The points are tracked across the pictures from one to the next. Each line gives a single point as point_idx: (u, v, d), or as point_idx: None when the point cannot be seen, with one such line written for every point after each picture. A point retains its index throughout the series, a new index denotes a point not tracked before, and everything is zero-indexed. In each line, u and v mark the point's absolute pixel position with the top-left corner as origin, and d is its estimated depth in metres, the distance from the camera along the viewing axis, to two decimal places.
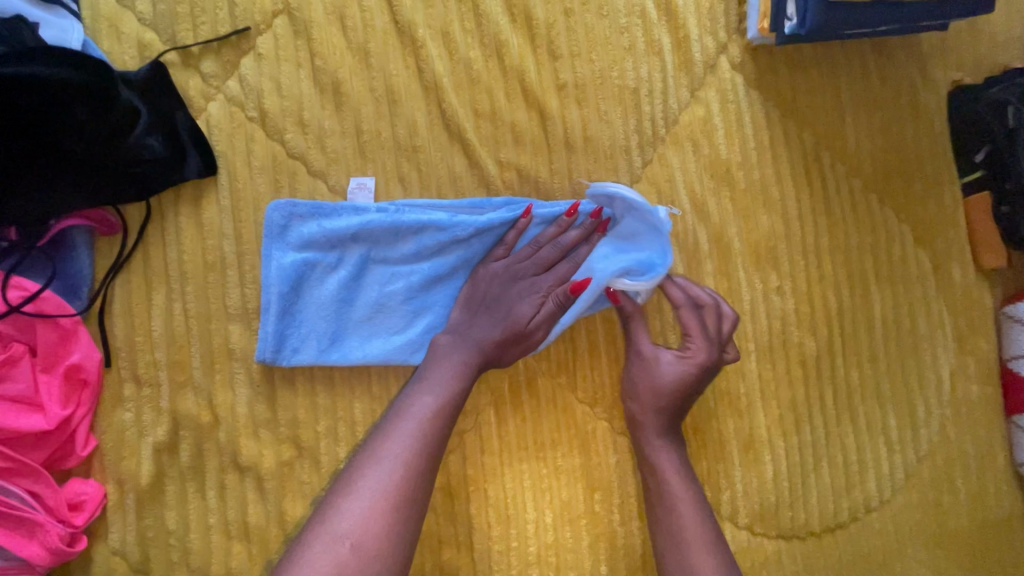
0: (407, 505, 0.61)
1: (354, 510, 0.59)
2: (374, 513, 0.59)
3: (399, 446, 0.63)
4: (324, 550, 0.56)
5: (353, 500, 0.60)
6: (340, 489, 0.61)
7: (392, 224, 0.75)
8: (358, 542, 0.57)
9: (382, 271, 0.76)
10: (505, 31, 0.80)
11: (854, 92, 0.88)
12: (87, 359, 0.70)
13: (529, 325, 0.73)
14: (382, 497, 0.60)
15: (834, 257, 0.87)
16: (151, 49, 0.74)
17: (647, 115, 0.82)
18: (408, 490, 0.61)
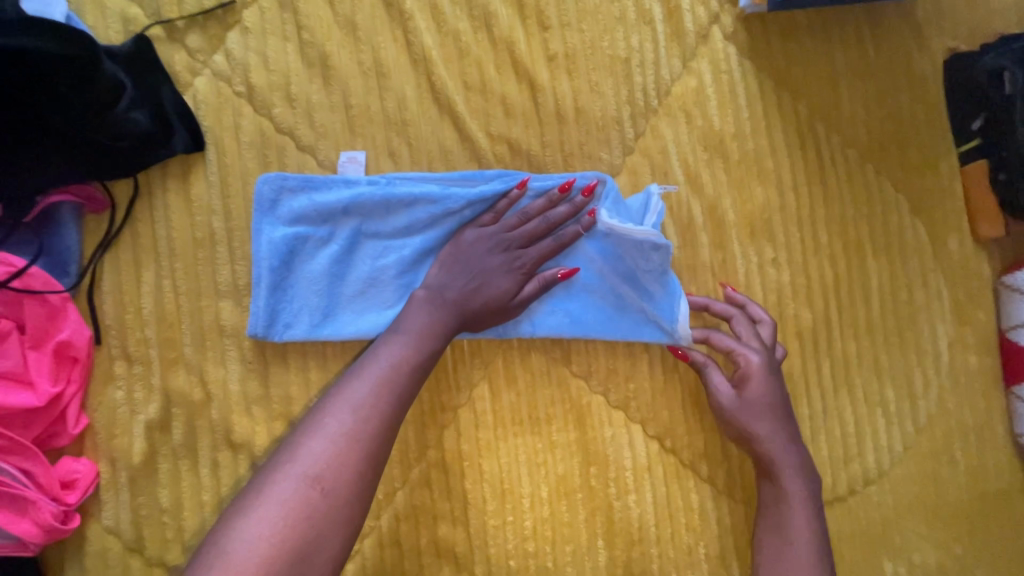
0: (372, 450, 0.59)
1: (316, 450, 0.57)
2: (336, 456, 0.57)
3: (364, 389, 0.61)
4: (282, 487, 0.55)
5: (316, 439, 0.58)
6: (302, 428, 0.59)
7: (383, 197, 0.74)
8: (319, 481, 0.56)
9: (373, 245, 0.75)
10: (494, 2, 0.79)
11: (848, 62, 0.87)
12: (76, 335, 0.69)
13: (507, 296, 0.72)
14: (346, 439, 0.58)
15: (829, 228, 0.86)
16: (135, 23, 0.73)
17: (638, 86, 0.81)
18: (379, 433, 0.60)
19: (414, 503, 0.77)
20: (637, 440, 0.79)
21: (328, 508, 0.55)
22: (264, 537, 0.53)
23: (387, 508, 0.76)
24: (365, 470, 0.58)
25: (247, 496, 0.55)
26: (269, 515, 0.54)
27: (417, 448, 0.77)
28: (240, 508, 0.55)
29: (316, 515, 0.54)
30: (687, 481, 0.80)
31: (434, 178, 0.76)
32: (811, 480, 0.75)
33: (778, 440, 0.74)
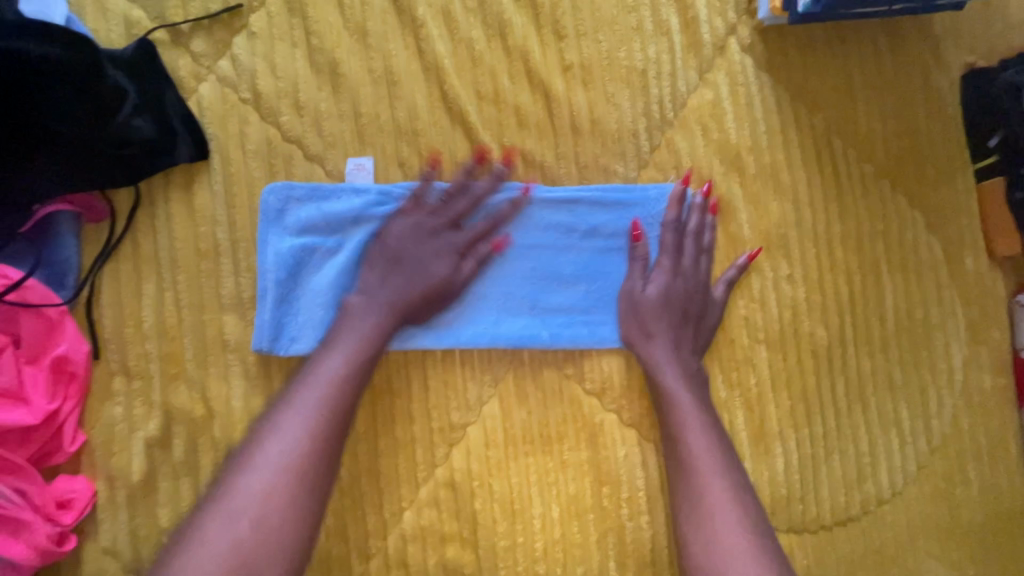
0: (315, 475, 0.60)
1: (253, 488, 0.57)
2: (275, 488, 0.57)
3: (302, 414, 0.61)
4: (224, 523, 0.55)
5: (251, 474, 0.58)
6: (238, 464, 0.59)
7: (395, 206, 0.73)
8: (256, 515, 0.56)
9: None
10: (508, 10, 0.77)
11: (865, 76, 0.86)
12: (74, 351, 0.67)
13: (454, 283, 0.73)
14: (275, 470, 0.58)
15: (845, 244, 0.84)
16: (138, 26, 0.71)
17: (655, 98, 0.80)
18: (317, 456, 0.60)
19: (422, 523, 0.75)
20: (650, 459, 0.77)
21: (266, 540, 0.55)
22: None
23: (394, 528, 0.75)
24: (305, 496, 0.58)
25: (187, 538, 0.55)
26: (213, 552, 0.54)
27: (425, 467, 0.75)
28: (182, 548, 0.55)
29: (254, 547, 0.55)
30: None
31: (446, 188, 0.75)
32: (732, 464, 0.69)
33: (686, 405, 0.71)
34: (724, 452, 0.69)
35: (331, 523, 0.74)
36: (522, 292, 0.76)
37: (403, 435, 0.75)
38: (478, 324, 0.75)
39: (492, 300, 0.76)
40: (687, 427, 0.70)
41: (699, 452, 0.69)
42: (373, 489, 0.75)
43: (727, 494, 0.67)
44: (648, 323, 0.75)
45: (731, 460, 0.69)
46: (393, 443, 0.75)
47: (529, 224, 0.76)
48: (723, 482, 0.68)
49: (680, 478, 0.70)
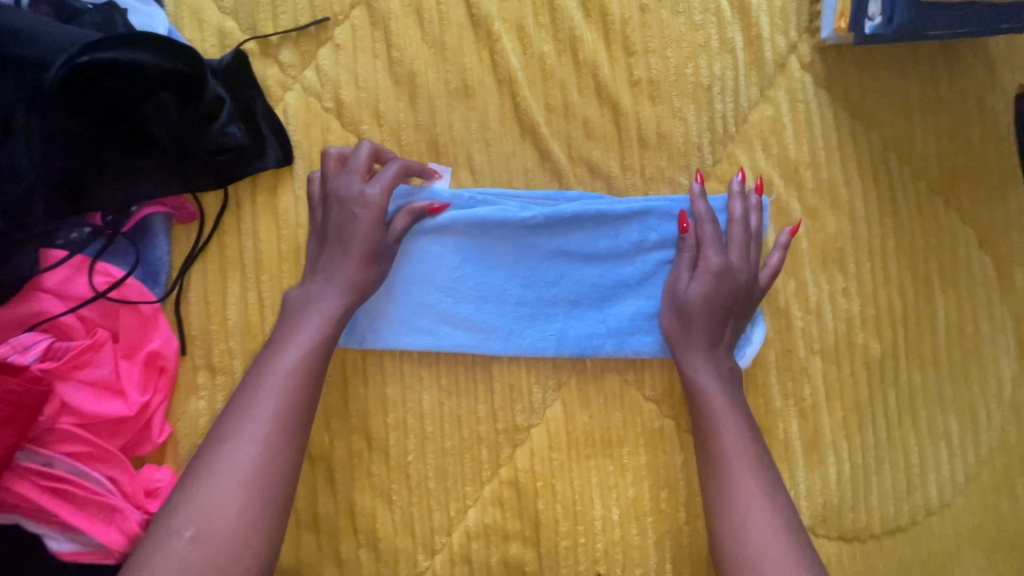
0: (285, 443, 0.62)
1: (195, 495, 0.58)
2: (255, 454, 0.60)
3: (273, 393, 0.63)
4: (214, 495, 0.57)
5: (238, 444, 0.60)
6: (223, 434, 0.61)
7: (474, 212, 0.76)
8: (243, 481, 0.59)
9: (457, 257, 0.77)
10: (580, 26, 0.80)
11: (922, 96, 0.88)
12: (165, 346, 0.70)
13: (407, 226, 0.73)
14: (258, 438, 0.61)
15: (899, 259, 0.86)
16: (231, 37, 0.74)
17: (718, 113, 0.82)
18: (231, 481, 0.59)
19: (486, 521, 0.77)
20: None
21: (253, 501, 0.58)
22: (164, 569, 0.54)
23: (459, 525, 0.77)
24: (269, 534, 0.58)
25: (185, 484, 0.59)
26: (211, 506, 0.57)
27: (490, 466, 0.77)
28: (187, 488, 0.58)
29: (244, 513, 0.57)
30: None
31: (522, 195, 0.78)
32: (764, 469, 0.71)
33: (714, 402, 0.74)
34: (758, 455, 0.72)
35: (398, 520, 0.76)
36: (588, 297, 0.79)
37: (469, 435, 0.77)
38: (540, 328, 0.78)
39: (558, 304, 0.78)
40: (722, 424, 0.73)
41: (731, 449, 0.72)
42: (439, 488, 0.77)
43: (757, 493, 0.69)
44: (691, 323, 0.76)
45: (761, 460, 0.72)
46: (460, 443, 0.77)
47: (600, 232, 0.78)
48: (756, 483, 0.70)
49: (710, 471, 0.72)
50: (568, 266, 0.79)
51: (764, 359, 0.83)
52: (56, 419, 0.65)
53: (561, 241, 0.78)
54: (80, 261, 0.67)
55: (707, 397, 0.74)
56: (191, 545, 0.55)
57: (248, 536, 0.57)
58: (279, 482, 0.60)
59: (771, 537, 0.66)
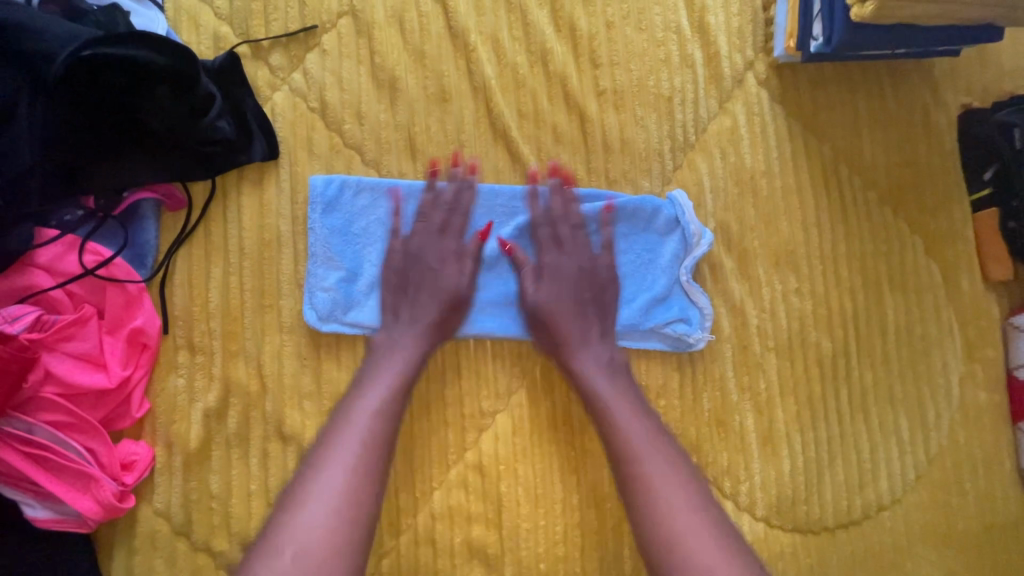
0: (367, 479, 0.64)
1: (314, 519, 0.61)
2: (352, 477, 0.63)
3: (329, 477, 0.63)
4: (310, 523, 0.61)
5: (314, 506, 0.61)
6: (302, 487, 0.63)
7: (418, 233, 0.81)
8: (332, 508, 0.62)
9: (407, 271, 0.81)
10: (550, 40, 0.86)
11: (870, 111, 0.94)
12: (148, 324, 0.74)
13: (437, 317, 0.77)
14: (339, 476, 0.63)
15: (850, 263, 0.91)
16: (225, 41, 0.80)
17: (679, 122, 0.88)
18: (356, 493, 0.63)
19: (450, 503, 0.80)
20: None
21: (341, 528, 0.61)
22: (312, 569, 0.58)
23: (424, 507, 0.80)
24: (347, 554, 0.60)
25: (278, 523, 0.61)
26: (307, 519, 0.61)
27: (455, 450, 0.81)
28: (286, 509, 0.62)
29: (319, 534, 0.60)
30: None
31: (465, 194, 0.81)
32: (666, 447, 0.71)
33: (609, 395, 0.75)
34: (678, 459, 0.71)
35: None
36: None
37: (437, 420, 0.81)
38: (496, 309, 0.82)
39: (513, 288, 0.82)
40: (616, 411, 0.74)
41: (628, 444, 0.71)
42: (406, 470, 0.80)
43: (668, 483, 0.68)
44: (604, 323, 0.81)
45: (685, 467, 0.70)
46: (428, 426, 0.81)
47: (541, 256, 0.83)
48: (663, 464, 0.70)
49: (619, 468, 0.71)
50: (510, 279, 0.82)
51: (723, 355, 0.87)
52: (40, 388, 0.68)
53: (512, 230, 0.83)
54: (71, 240, 0.71)
55: (605, 398, 0.75)
56: (294, 561, 0.58)
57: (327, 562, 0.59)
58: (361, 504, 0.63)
59: (689, 525, 0.65)
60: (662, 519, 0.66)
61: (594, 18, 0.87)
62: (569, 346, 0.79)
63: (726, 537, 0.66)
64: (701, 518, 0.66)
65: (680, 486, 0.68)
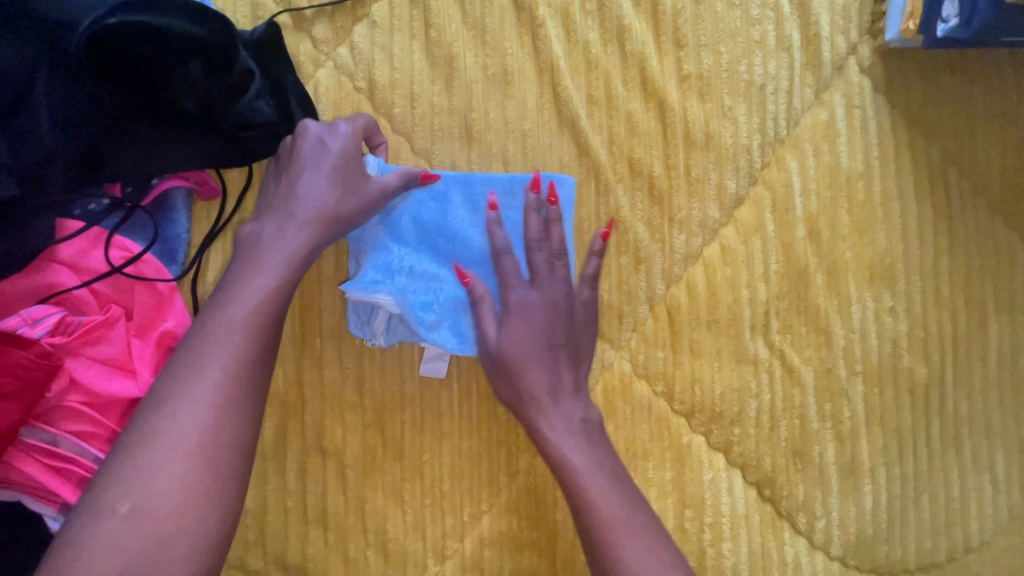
0: (250, 377, 0.54)
1: (187, 419, 0.50)
2: (222, 383, 0.52)
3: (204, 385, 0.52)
4: (193, 399, 0.51)
5: (187, 400, 0.51)
6: (146, 419, 0.50)
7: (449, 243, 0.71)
8: (212, 404, 0.51)
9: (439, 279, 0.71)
10: (628, 15, 0.76)
11: (988, 107, 0.82)
12: (180, 325, 0.66)
13: (513, 365, 0.68)
14: (229, 350, 0.54)
15: (953, 279, 0.81)
16: (264, 9, 0.71)
17: (770, 114, 0.77)
18: (234, 388, 0.53)
19: (500, 529, 0.73)
20: (736, 485, 0.76)
21: (202, 461, 0.49)
22: (159, 481, 0.47)
23: (472, 532, 0.73)
24: (212, 497, 0.49)
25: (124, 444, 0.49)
26: (172, 432, 0.49)
27: (507, 472, 0.74)
28: (130, 444, 0.49)
29: (204, 436, 0.50)
30: (782, 533, 0.77)
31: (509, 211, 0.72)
32: (628, 493, 0.66)
33: (251, 260, 0.60)
34: (607, 483, 0.65)
35: (409, 521, 0.73)
36: None
37: (488, 439, 0.74)
38: None
39: None
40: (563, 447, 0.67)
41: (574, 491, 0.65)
42: (453, 491, 0.73)
43: (631, 532, 0.63)
44: (520, 380, 0.68)
45: (620, 489, 0.65)
46: (478, 446, 0.74)
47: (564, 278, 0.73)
48: (624, 513, 0.64)
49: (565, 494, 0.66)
50: None
51: (806, 380, 0.78)
52: (64, 398, 0.62)
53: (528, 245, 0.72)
54: (97, 233, 0.65)
55: (561, 453, 0.66)
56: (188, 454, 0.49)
57: (204, 479, 0.49)
58: (234, 425, 0.52)
59: (632, 547, 0.62)
60: (607, 538, 0.62)
61: None
62: (534, 403, 0.68)
63: (659, 543, 0.63)
64: (646, 536, 0.63)
65: (627, 508, 0.64)
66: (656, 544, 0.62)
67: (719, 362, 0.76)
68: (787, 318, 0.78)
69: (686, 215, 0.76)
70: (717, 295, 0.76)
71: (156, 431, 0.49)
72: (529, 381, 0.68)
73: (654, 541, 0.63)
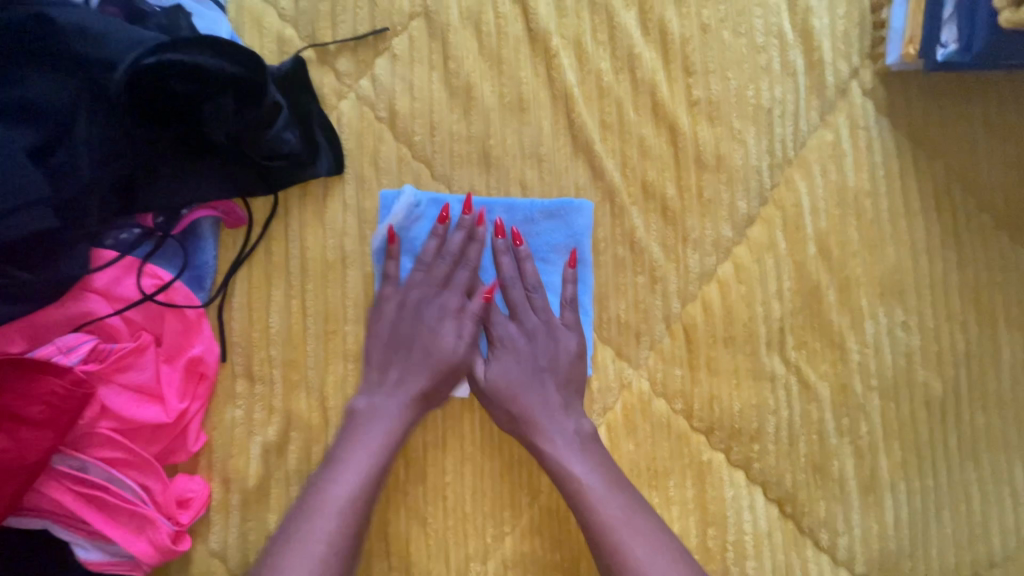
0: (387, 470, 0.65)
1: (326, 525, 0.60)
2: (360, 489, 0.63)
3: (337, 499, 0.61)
4: (336, 505, 0.61)
5: (320, 513, 0.60)
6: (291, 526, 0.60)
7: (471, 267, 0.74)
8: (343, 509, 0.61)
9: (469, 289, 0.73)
10: (638, 44, 0.78)
11: (989, 126, 0.84)
12: (208, 352, 0.69)
13: (509, 388, 0.71)
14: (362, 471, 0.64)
15: (963, 293, 0.82)
16: (290, 44, 0.74)
17: (778, 137, 0.80)
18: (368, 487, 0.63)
19: (523, 550, 0.73)
20: (757, 502, 0.76)
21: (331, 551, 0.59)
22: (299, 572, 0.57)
23: (495, 554, 0.73)
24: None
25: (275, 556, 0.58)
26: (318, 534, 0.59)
27: (529, 493, 0.74)
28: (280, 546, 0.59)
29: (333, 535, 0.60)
30: (806, 551, 0.77)
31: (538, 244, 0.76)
32: (639, 507, 0.65)
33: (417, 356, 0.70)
34: (617, 497, 0.65)
35: (432, 544, 0.73)
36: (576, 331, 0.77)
37: (509, 459, 0.74)
38: None
39: None
40: (567, 464, 0.67)
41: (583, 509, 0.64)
42: (475, 513, 0.74)
43: (646, 545, 0.62)
44: (516, 400, 0.70)
45: (632, 505, 0.65)
46: (500, 466, 0.74)
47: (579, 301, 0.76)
48: (638, 527, 0.63)
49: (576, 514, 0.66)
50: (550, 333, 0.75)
51: (822, 396, 0.78)
52: (95, 423, 0.63)
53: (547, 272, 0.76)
54: (129, 262, 0.66)
55: (564, 470, 0.67)
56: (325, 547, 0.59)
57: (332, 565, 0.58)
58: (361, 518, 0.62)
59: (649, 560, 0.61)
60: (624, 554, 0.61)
61: (687, 21, 0.79)
62: (533, 421, 0.70)
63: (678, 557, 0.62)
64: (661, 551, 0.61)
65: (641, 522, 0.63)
66: (674, 554, 0.62)
67: (737, 379, 0.77)
68: (802, 334, 0.79)
69: (699, 234, 0.78)
70: (732, 312, 0.77)
71: (298, 535, 0.59)
72: (523, 400, 0.70)
73: (667, 550, 0.62)
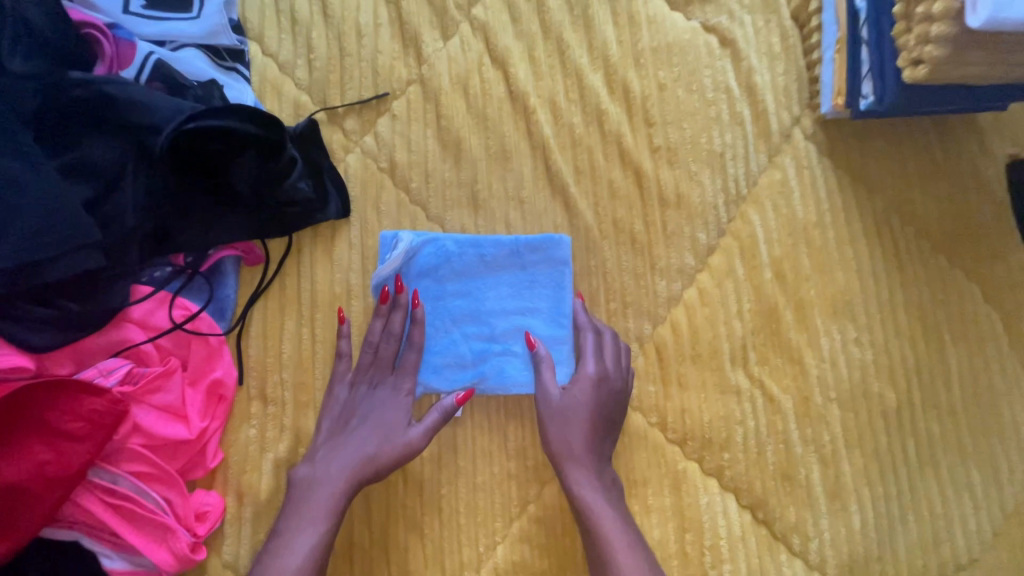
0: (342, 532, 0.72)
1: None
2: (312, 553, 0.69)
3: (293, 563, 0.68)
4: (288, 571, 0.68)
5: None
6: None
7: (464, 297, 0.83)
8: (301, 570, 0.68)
9: (471, 318, 0.83)
10: (605, 101, 0.91)
11: (918, 163, 0.96)
12: (227, 375, 0.77)
13: (569, 414, 0.77)
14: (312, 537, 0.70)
15: (908, 312, 0.91)
16: (304, 108, 0.86)
17: (731, 177, 0.91)
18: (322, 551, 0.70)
19: (514, 558, 0.79)
20: (731, 508, 0.82)
21: None
22: None
23: (488, 562, 0.79)
24: None
25: None
26: None
27: (519, 503, 0.80)
28: None
29: None
30: (779, 555, 0.82)
31: (527, 277, 0.84)
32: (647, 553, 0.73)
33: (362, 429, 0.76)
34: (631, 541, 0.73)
35: (430, 554, 0.78)
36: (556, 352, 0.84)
37: (499, 472, 0.81)
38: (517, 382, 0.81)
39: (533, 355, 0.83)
40: (596, 509, 0.74)
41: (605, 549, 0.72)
42: (469, 523, 0.79)
43: None
44: (567, 432, 0.77)
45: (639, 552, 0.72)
46: (491, 478, 0.81)
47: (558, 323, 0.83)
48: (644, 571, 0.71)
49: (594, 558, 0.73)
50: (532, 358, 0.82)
51: (786, 408, 0.86)
52: (127, 439, 0.70)
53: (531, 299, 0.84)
54: (162, 296, 0.76)
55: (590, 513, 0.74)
56: None
57: None
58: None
59: None
60: None
61: (646, 81, 0.92)
62: (573, 461, 0.76)
63: None
64: None
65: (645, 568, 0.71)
66: None
67: (706, 393, 0.85)
68: (763, 351, 0.87)
69: (665, 263, 0.87)
70: (698, 332, 0.86)
71: None
72: (572, 435, 0.77)
73: None
